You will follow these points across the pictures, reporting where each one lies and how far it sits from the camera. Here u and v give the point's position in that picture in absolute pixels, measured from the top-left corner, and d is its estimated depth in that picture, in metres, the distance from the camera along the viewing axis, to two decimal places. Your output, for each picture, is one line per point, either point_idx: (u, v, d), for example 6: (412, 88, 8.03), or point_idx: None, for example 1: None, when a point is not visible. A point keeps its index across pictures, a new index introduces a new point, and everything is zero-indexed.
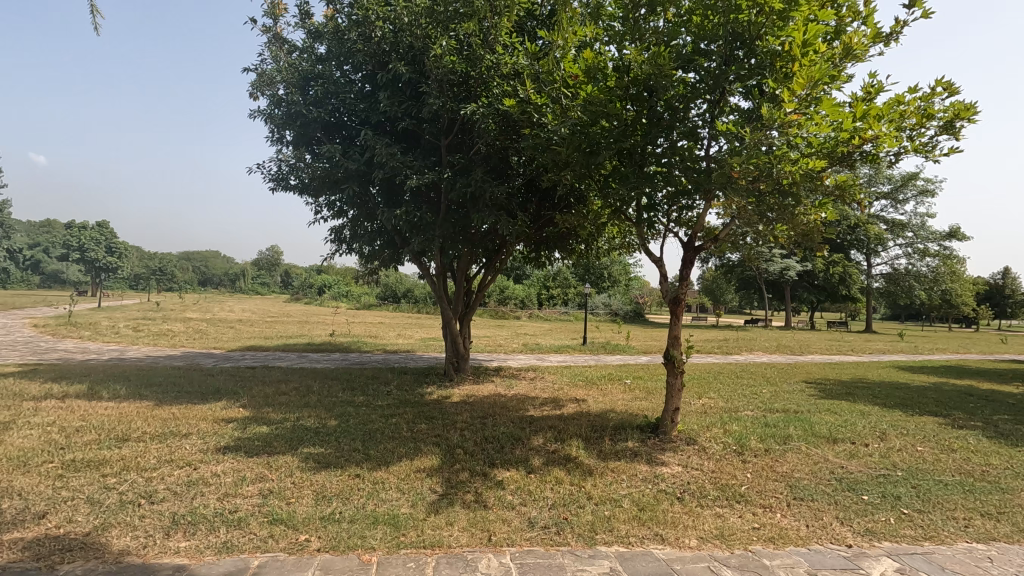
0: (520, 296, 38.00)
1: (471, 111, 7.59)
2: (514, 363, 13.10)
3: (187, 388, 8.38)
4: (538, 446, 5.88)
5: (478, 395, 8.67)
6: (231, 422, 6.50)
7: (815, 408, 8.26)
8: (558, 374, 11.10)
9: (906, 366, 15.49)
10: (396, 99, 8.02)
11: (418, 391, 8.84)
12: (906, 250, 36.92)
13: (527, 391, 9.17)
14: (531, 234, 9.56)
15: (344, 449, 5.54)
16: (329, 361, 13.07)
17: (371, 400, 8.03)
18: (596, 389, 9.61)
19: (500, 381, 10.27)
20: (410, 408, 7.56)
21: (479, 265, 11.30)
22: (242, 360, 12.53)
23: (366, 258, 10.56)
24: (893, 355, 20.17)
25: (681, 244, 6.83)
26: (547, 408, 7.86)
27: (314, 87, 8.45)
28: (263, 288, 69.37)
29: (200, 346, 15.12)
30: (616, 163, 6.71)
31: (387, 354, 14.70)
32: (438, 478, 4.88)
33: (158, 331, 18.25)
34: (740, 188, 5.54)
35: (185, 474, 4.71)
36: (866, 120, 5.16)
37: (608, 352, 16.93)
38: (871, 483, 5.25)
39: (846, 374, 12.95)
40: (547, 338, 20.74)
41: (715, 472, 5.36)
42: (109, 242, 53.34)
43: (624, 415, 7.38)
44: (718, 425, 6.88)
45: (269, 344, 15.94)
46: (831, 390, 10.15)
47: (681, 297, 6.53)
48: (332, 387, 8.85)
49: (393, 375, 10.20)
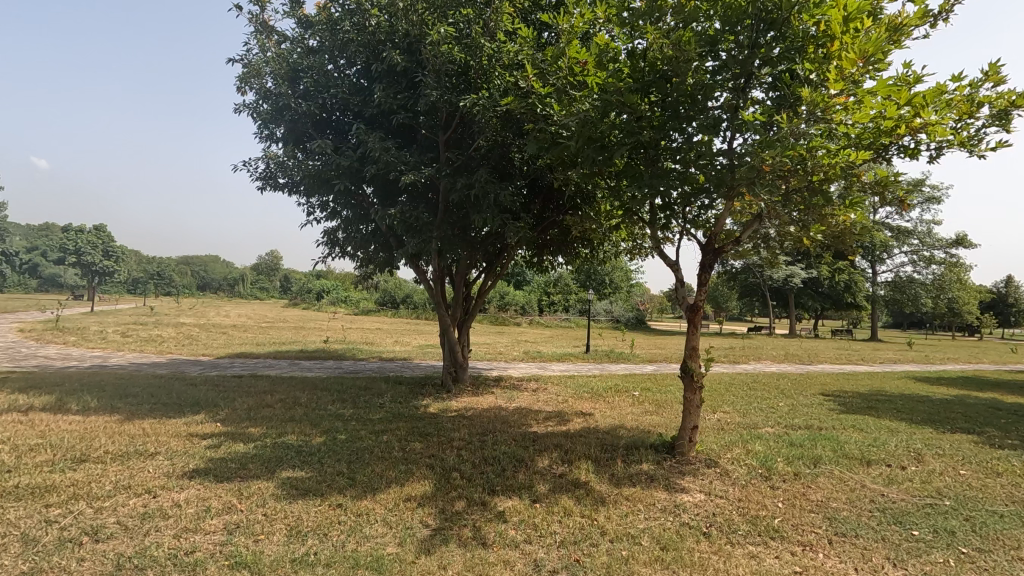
0: (521, 302, 37.48)
1: (472, 103, 7.03)
2: (515, 372, 12.53)
3: (166, 400, 7.80)
4: (543, 469, 5.30)
5: (477, 408, 8.10)
6: (205, 439, 5.93)
7: (840, 424, 7.69)
8: (562, 385, 10.53)
9: (920, 377, 14.91)
10: (391, 91, 7.46)
11: (413, 404, 8.25)
12: (912, 258, 36.46)
13: (529, 404, 8.58)
14: (534, 237, 9.01)
15: (327, 472, 4.95)
16: (321, 369, 12.49)
17: (361, 414, 7.46)
18: (603, 401, 9.02)
19: (501, 392, 9.67)
20: (403, 423, 6.98)
21: (479, 269, 10.73)
22: (229, 368, 11.95)
23: (360, 262, 10.01)
24: (904, 364, 19.63)
25: (698, 247, 6.27)
26: (551, 423, 7.29)
27: (304, 79, 7.91)
28: (263, 292, 69.22)
29: (188, 352, 14.54)
30: (629, 160, 6.16)
31: (383, 361, 14.15)
32: (430, 509, 4.29)
33: (147, 336, 17.66)
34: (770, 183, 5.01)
35: (142, 504, 4.12)
36: (913, 107, 4.60)
37: (612, 360, 16.36)
38: (919, 514, 4.65)
39: (862, 385, 12.38)
40: (549, 345, 20.14)
41: (743, 501, 4.78)
42: (106, 245, 52.80)
43: (635, 431, 6.82)
44: (739, 445, 6.30)
45: (260, 350, 15.38)
46: (851, 404, 9.57)
47: (699, 304, 5.95)
48: (320, 399, 8.27)
49: (387, 385, 9.62)
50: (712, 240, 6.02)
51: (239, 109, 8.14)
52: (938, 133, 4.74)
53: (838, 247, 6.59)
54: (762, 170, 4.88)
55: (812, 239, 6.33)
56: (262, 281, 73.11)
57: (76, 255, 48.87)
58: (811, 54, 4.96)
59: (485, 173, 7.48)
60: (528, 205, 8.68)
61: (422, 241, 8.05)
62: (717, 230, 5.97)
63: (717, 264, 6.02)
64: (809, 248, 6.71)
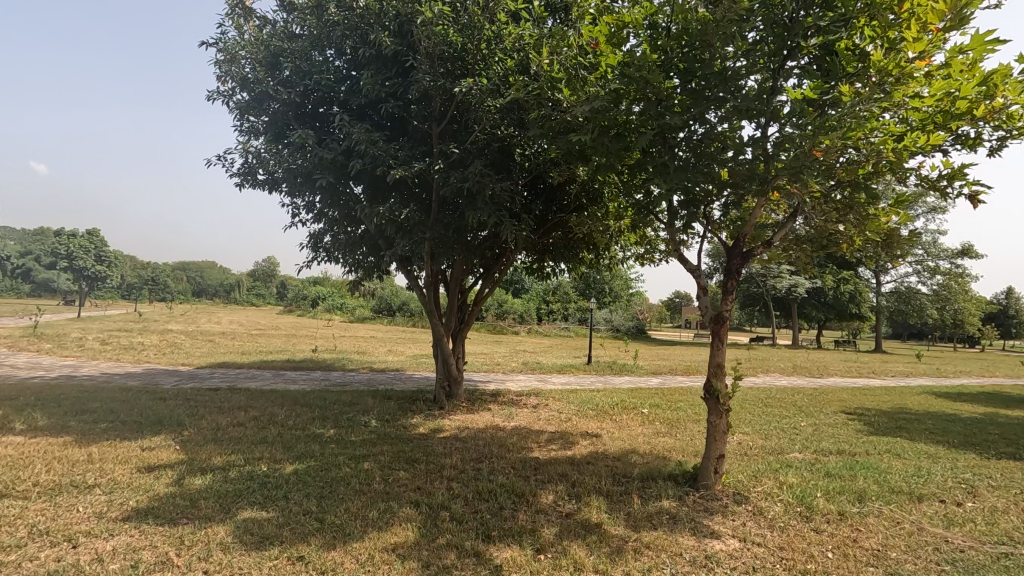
0: (519, 310, 36.71)
1: (470, 88, 6.34)
2: (514, 386, 11.76)
3: (126, 417, 7.03)
4: (546, 507, 4.53)
5: (472, 428, 7.33)
6: (158, 468, 5.15)
7: (874, 450, 6.92)
8: (564, 401, 9.75)
9: (940, 392, 14.16)
10: (379, 77, 6.72)
11: (400, 423, 7.47)
12: (916, 268, 35.82)
13: (529, 423, 7.81)
14: (536, 240, 8.29)
15: (290, 512, 4.18)
16: (307, 381, 11.70)
17: (343, 435, 6.68)
18: (609, 420, 8.26)
19: (499, 409, 8.90)
20: (389, 446, 6.21)
21: (476, 275, 10.00)
22: (208, 380, 11.17)
23: (348, 268, 9.28)
24: (917, 378, 18.87)
25: (722, 250, 5.54)
26: (555, 447, 6.50)
27: (284, 65, 7.16)
28: (257, 299, 68.46)
29: (167, 362, 13.73)
30: (646, 152, 5.45)
31: (374, 372, 13.37)
32: (411, 563, 3.51)
33: (127, 344, 16.83)
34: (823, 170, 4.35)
35: (55, 558, 3.36)
36: (990, 85, 3.87)
37: (615, 372, 15.56)
38: (998, 568, 3.88)
39: (884, 402, 11.61)
40: (548, 356, 19.31)
41: (785, 550, 4.01)
42: (99, 250, 52.02)
43: (650, 458, 6.06)
44: (769, 475, 5.54)
45: (245, 360, 14.59)
46: (878, 424, 8.81)
47: (725, 315, 5.20)
48: (299, 416, 7.49)
49: (375, 401, 8.84)
50: (741, 242, 5.29)
51: (212, 97, 7.37)
52: (1017, 113, 4.06)
53: (878, 252, 5.87)
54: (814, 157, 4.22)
55: (854, 243, 5.60)
56: (257, 287, 72.42)
57: (68, 259, 48.08)
58: (863, 24, 4.26)
59: (481, 167, 6.78)
60: (529, 205, 7.95)
61: (413, 242, 7.30)
62: (745, 231, 5.25)
63: (745, 269, 5.28)
64: (849, 254, 5.97)
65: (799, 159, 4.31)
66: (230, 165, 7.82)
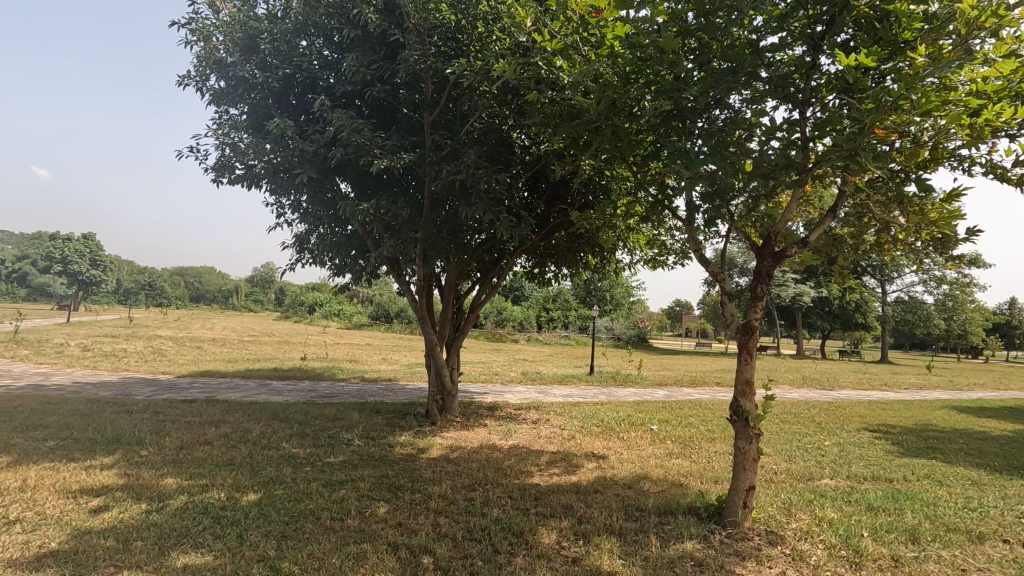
0: (519, 318, 36.01)
1: (463, 70, 5.70)
2: (513, 398, 11.06)
3: (80, 433, 6.33)
4: (549, 550, 3.83)
5: (465, 448, 6.63)
6: (99, 498, 4.46)
7: (912, 477, 6.20)
8: (566, 416, 9.04)
9: (961, 407, 13.40)
10: (364, 58, 6.05)
11: (386, 441, 6.76)
12: (923, 277, 35.17)
13: (529, 442, 7.10)
14: (537, 240, 7.61)
15: (241, 558, 3.49)
16: (293, 391, 10.99)
17: (320, 455, 6.00)
18: (616, 438, 7.54)
19: (496, 425, 8.18)
20: (370, 470, 5.51)
21: (472, 279, 9.31)
22: (186, 390, 10.45)
23: (334, 271, 8.60)
24: (932, 391, 18.13)
25: (749, 250, 4.86)
26: (557, 472, 5.78)
27: (261, 47, 6.50)
28: (255, 305, 67.86)
29: (147, 370, 13.02)
30: (664, 137, 4.77)
31: (365, 383, 12.66)
32: None
33: (109, 350, 16.12)
34: (878, 155, 3.70)
35: None
36: None
37: (619, 383, 14.81)
38: None
39: (906, 418, 10.90)
40: (549, 366, 18.64)
41: None
42: (94, 255, 51.50)
43: (664, 485, 5.36)
44: (804, 509, 4.83)
45: (230, 368, 13.89)
46: (908, 444, 8.10)
47: (754, 325, 4.51)
48: (275, 433, 6.78)
49: (361, 415, 8.13)
50: (772, 241, 4.59)
51: (182, 83, 6.70)
52: None
53: (919, 254, 5.22)
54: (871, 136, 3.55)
55: (897, 243, 4.94)
56: (255, 293, 71.80)
57: (62, 264, 47.65)
58: None
59: (476, 158, 6.13)
60: (529, 203, 7.31)
61: (401, 241, 6.61)
62: (777, 228, 4.57)
63: (776, 272, 4.58)
64: (893, 258, 5.29)
65: (852, 139, 3.64)
66: (204, 158, 7.14)
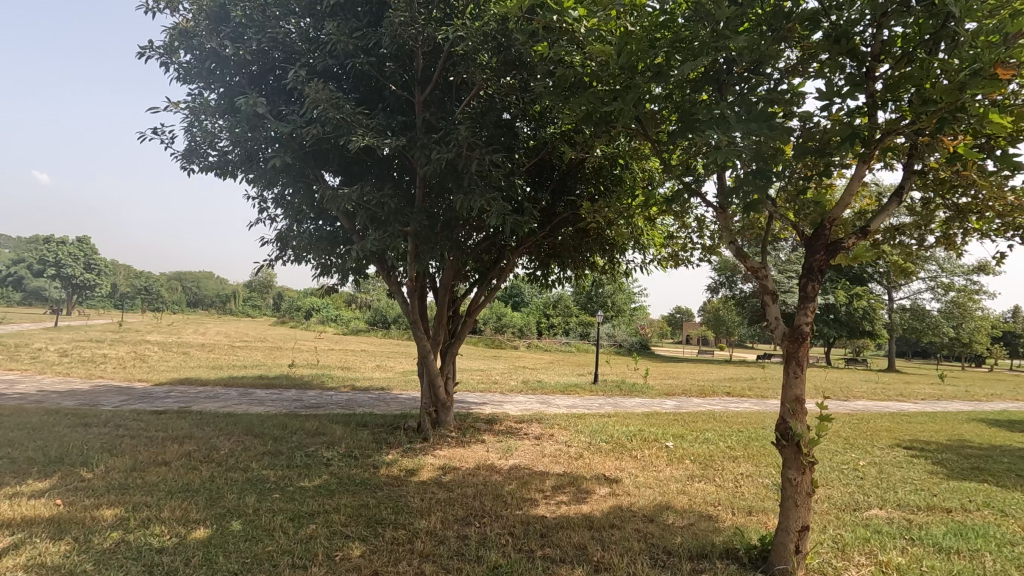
0: (518, 324, 35.23)
1: (459, 36, 4.98)
2: (513, 410, 10.27)
3: (20, 453, 5.54)
4: None
5: (459, 469, 5.85)
6: (12, 536, 3.67)
7: (972, 506, 5.41)
8: (572, 431, 8.26)
9: (989, 420, 12.62)
10: (347, 24, 5.32)
11: (372, 461, 5.98)
12: (930, 285, 34.47)
13: (532, 462, 6.33)
14: (541, 235, 6.88)
15: None
16: (276, 401, 10.20)
17: (293, 479, 5.22)
18: (628, 457, 6.76)
19: (495, 441, 7.40)
20: (349, 498, 4.73)
21: (469, 281, 8.52)
22: (159, 400, 9.62)
23: (318, 270, 7.83)
24: (951, 402, 17.34)
25: (796, 240, 4.10)
26: (565, 500, 5.00)
27: (231, 14, 5.75)
28: (252, 310, 67.17)
29: (123, 377, 12.22)
30: (696, 108, 4.03)
31: (356, 392, 11.87)
32: None
33: (88, 356, 15.33)
34: (988, 109, 2.92)
35: None
36: None
37: (624, 393, 13.96)
38: None
39: (936, 433, 10.10)
40: (551, 374, 17.86)
41: None
42: (88, 259, 50.93)
43: (693, 519, 4.57)
44: (863, 551, 4.05)
45: (213, 375, 13.09)
46: (951, 464, 7.31)
47: (805, 331, 3.77)
48: (245, 452, 5.99)
49: (345, 430, 7.34)
50: (826, 230, 3.85)
51: (145, 55, 5.94)
52: None
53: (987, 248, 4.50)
54: (986, 82, 2.75)
55: (969, 234, 4.20)
56: (252, 298, 71.00)
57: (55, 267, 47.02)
58: None
59: (475, 139, 5.41)
60: (532, 196, 6.58)
61: (388, 234, 5.86)
62: (834, 215, 3.83)
63: (830, 268, 3.84)
64: (961, 254, 4.52)
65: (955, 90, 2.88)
66: (170, 142, 6.38)
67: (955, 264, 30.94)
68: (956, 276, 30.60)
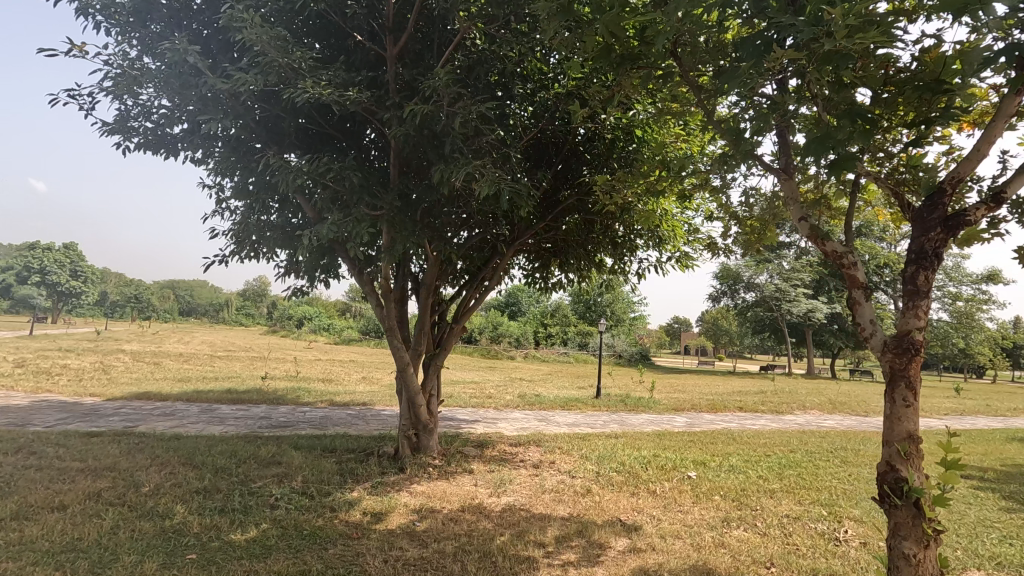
0: (515, 334, 34.05)
1: None
2: (508, 429, 9.09)
3: None
4: None
5: (438, 512, 4.68)
6: None
7: None
8: (577, 457, 7.08)
9: None
10: None
11: (331, 501, 4.80)
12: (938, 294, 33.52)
13: (530, 501, 5.15)
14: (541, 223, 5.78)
15: None
16: (239, 419, 8.97)
17: (220, 531, 4.03)
18: (646, 493, 5.59)
19: (485, 470, 6.22)
20: (285, 562, 3.54)
21: (458, 282, 7.39)
22: (102, 419, 8.38)
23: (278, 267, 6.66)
24: (976, 417, 16.25)
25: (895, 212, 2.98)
26: (573, 560, 3.83)
27: None
28: (244, 318, 65.88)
29: (75, 391, 10.95)
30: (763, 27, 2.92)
31: (333, 408, 10.66)
32: None
33: (46, 367, 14.06)
34: None
35: None
36: None
37: (630, 408, 12.80)
38: None
39: (984, 456, 8.97)
40: (550, 386, 16.67)
41: None
42: (74, 266, 49.84)
43: None
44: None
45: (178, 388, 11.85)
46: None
47: (916, 340, 2.65)
48: (172, 490, 4.79)
49: (307, 457, 6.15)
50: (945, 196, 2.72)
51: None
52: None
53: None
54: None
55: None
56: (244, 306, 69.63)
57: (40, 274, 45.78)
58: None
59: (460, 96, 4.33)
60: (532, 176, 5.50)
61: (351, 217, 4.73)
62: (957, 174, 2.72)
63: (951, 250, 2.72)
64: None
65: None
66: (90, 106, 5.20)
67: (964, 273, 30.00)
68: (965, 285, 29.66)
